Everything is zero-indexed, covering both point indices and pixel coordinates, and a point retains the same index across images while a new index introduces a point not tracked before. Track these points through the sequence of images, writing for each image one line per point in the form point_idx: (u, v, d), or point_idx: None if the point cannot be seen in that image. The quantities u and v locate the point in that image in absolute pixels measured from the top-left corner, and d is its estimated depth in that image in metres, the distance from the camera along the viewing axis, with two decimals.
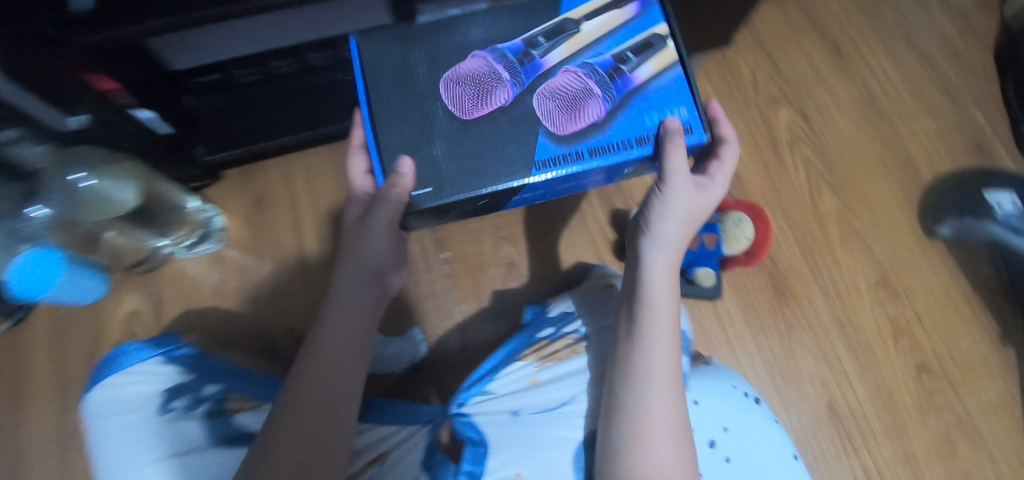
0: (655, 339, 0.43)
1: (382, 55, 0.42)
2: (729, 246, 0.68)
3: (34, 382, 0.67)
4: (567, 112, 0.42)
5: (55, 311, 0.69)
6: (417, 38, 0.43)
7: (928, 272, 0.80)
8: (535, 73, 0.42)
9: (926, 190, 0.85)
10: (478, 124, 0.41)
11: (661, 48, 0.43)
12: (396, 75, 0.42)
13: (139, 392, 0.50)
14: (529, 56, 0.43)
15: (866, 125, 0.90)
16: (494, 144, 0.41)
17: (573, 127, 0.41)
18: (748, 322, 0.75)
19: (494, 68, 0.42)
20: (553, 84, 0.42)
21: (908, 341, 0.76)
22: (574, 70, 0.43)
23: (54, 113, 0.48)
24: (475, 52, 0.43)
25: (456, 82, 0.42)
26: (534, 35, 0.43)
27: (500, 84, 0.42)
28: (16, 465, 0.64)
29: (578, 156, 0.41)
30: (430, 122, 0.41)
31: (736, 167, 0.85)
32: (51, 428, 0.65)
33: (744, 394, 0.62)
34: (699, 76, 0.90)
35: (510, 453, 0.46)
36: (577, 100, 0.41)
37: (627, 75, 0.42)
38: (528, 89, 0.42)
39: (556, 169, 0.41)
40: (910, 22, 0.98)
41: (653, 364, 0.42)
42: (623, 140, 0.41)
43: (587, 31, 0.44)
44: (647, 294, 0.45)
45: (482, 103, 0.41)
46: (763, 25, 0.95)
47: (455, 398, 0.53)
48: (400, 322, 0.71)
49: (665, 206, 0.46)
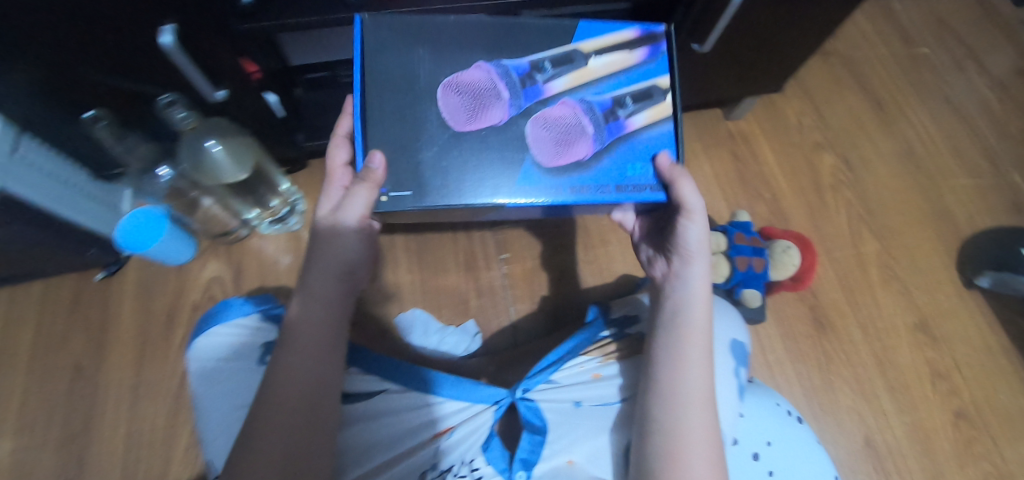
0: (689, 361, 0.45)
1: (385, 50, 0.44)
2: (776, 271, 0.72)
3: (118, 330, 0.73)
4: (558, 144, 0.44)
5: (146, 269, 0.76)
6: (423, 37, 0.45)
7: (967, 321, 0.82)
8: (535, 98, 0.44)
9: (965, 243, 0.88)
10: (468, 139, 0.43)
11: (659, 101, 0.47)
12: (395, 78, 0.43)
13: (240, 341, 0.54)
14: (532, 79, 0.45)
15: (907, 177, 0.94)
16: (478, 162, 0.43)
17: (560, 160, 0.44)
18: (788, 349, 0.77)
19: (497, 85, 0.44)
20: (550, 113, 0.44)
21: (946, 385, 0.78)
22: (572, 104, 0.45)
23: (205, 84, 0.55)
24: (480, 64, 0.45)
25: (456, 91, 0.43)
26: (541, 60, 0.45)
27: (499, 102, 0.44)
28: (94, 405, 0.69)
29: (559, 190, 0.43)
30: (424, 128, 0.43)
31: (781, 203, 0.89)
32: (128, 375, 0.70)
33: (787, 412, 0.65)
34: (748, 117, 0.97)
35: (569, 439, 0.50)
36: (569, 134, 0.44)
37: (621, 120, 0.46)
38: (524, 112, 0.44)
39: (539, 197, 0.43)
40: (951, 87, 1.04)
41: (689, 385, 0.44)
42: (607, 182, 0.45)
43: (593, 66, 0.46)
44: (680, 322, 0.48)
45: (476, 118, 0.43)
46: (810, 77, 1.02)
47: (523, 383, 0.53)
48: (457, 313, 0.75)
49: (690, 239, 0.49)
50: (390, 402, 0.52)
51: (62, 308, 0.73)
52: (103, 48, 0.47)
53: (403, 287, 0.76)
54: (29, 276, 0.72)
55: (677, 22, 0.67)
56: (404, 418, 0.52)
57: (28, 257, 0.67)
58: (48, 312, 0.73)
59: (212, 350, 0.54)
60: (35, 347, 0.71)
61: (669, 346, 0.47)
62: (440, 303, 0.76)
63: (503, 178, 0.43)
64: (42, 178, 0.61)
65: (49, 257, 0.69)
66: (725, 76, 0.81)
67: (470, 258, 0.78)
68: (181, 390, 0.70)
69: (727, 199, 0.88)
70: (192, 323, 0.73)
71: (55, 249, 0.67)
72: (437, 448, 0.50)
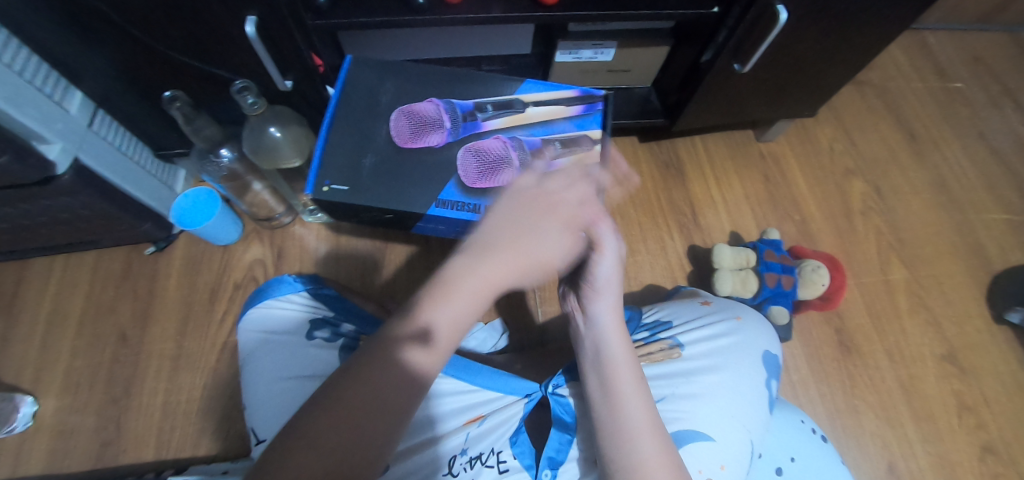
0: (629, 412, 0.43)
1: (364, 79, 0.62)
2: (805, 290, 0.73)
3: (163, 303, 0.76)
4: (482, 170, 0.58)
5: (193, 247, 0.80)
6: (393, 74, 0.63)
7: (996, 355, 0.82)
8: (470, 130, 0.60)
9: (996, 277, 0.88)
10: (410, 153, 0.59)
11: (582, 149, 0.60)
12: (365, 102, 0.62)
13: (291, 317, 0.57)
14: (473, 116, 0.61)
15: (938, 209, 0.94)
16: (414, 179, 0.59)
17: (482, 182, 0.58)
18: (813, 370, 0.77)
19: (441, 116, 0.60)
20: (480, 144, 0.59)
21: (974, 418, 0.77)
22: (503, 139, 0.60)
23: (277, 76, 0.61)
24: (433, 100, 0.61)
25: (409, 116, 0.60)
26: (485, 103, 0.62)
27: (439, 129, 0.59)
28: (135, 373, 0.72)
29: (471, 207, 0.57)
30: (377, 141, 0.60)
31: (810, 226, 0.90)
32: (170, 346, 0.73)
33: (812, 430, 0.64)
34: (780, 139, 0.98)
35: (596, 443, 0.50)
36: (493, 164, 0.58)
37: (547, 160, 0.58)
38: (460, 140, 0.60)
39: (454, 208, 0.58)
40: (986, 123, 1.05)
41: (636, 440, 0.42)
42: None
43: (529, 114, 0.62)
44: (605, 370, 0.46)
45: (421, 138, 0.59)
46: (842, 105, 1.04)
47: (554, 380, 0.54)
48: (487, 310, 0.77)
49: (602, 277, 0.46)
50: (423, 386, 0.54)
51: (112, 279, 0.77)
52: (196, 36, 0.54)
53: None
54: (85, 246, 0.76)
55: (720, 44, 0.68)
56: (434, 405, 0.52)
57: (88, 227, 0.71)
58: (99, 282, 0.77)
59: (267, 321, 0.57)
60: (84, 314, 0.75)
61: (604, 403, 0.45)
62: None
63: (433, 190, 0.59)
64: (113, 153, 0.67)
65: (107, 228, 0.73)
66: (759, 99, 0.81)
67: None
68: (217, 365, 0.72)
69: (756, 218, 0.89)
70: (232, 302, 0.76)
71: (114, 222, 0.71)
72: (468, 434, 0.51)
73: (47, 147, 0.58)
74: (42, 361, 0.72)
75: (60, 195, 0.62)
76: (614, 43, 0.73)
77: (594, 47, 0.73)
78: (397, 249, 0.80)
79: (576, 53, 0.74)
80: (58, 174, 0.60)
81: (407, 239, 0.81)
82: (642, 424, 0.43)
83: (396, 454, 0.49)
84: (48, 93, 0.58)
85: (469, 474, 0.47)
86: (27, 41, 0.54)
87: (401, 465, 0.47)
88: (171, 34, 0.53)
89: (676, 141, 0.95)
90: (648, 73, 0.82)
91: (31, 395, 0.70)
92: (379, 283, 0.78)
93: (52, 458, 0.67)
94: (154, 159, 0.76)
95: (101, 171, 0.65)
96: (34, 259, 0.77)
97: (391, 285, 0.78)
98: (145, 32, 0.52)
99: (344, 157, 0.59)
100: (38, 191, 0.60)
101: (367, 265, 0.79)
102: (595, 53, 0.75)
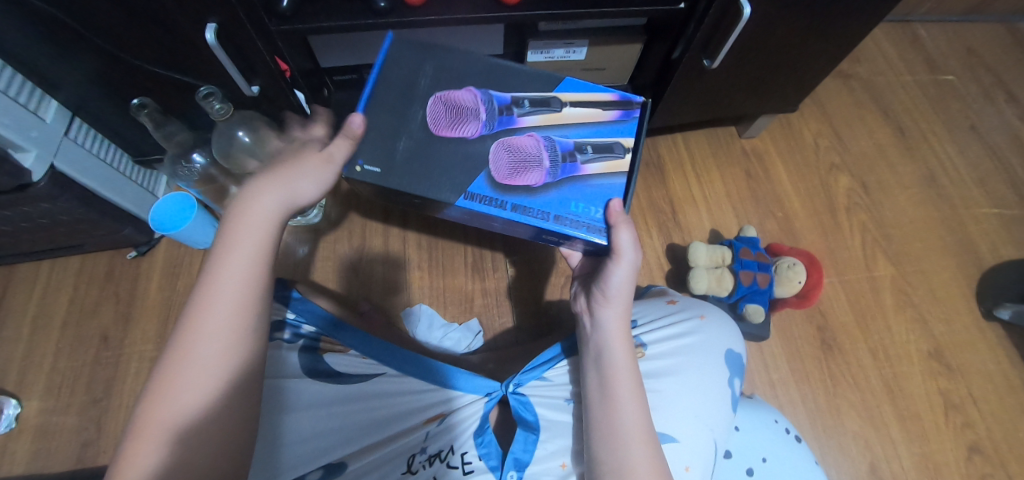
0: (624, 416, 0.43)
1: (397, 62, 0.49)
2: (781, 287, 0.71)
3: (144, 306, 0.77)
4: (512, 168, 0.45)
5: (175, 250, 0.81)
6: (427, 55, 0.49)
7: (985, 352, 0.80)
8: (505, 125, 0.45)
9: (986, 273, 0.86)
10: (439, 141, 0.46)
11: (618, 156, 0.45)
12: (394, 86, 0.48)
13: None
14: (508, 110, 0.46)
15: (927, 204, 0.92)
16: (432, 170, 0.45)
17: (509, 180, 0.44)
18: (793, 368, 0.76)
19: (477, 107, 0.46)
20: (514, 140, 0.45)
21: (960, 417, 0.75)
22: (538, 138, 0.45)
23: (241, 79, 0.62)
24: (469, 88, 0.47)
25: (441, 103, 0.47)
26: (523, 96, 0.47)
27: (474, 120, 0.46)
28: (115, 374, 0.73)
29: (499, 206, 0.44)
30: (406, 120, 0.47)
31: (793, 222, 0.89)
32: (150, 348, 0.75)
33: (786, 430, 0.63)
34: (764, 135, 0.97)
35: (557, 442, 0.49)
36: (524, 163, 0.45)
37: (576, 163, 0.45)
38: (494, 135, 0.45)
39: (479, 205, 0.44)
40: (978, 115, 1.03)
41: (629, 447, 0.41)
42: (545, 211, 0.44)
43: (566, 114, 0.47)
44: (607, 372, 0.45)
45: (451, 129, 0.46)
46: (828, 100, 1.02)
47: (515, 378, 0.53)
48: (463, 310, 0.77)
49: (616, 283, 0.46)
50: (382, 385, 0.54)
51: (95, 282, 0.79)
52: (154, 44, 0.55)
53: (411, 282, 0.79)
54: (69, 251, 0.78)
55: (688, 38, 0.68)
56: (393, 403, 0.52)
57: (69, 232, 0.72)
58: (82, 286, 0.79)
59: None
60: (68, 317, 0.77)
61: (601, 404, 0.44)
62: (446, 301, 0.78)
63: (443, 190, 0.44)
64: (92, 159, 0.69)
65: (88, 233, 0.74)
66: (736, 93, 0.81)
67: (478, 259, 0.81)
68: None
69: (737, 215, 0.89)
70: None
71: (94, 227, 0.73)
72: (427, 432, 0.50)
73: (24, 154, 0.59)
74: (26, 364, 0.74)
75: (37, 201, 0.64)
76: (585, 41, 0.72)
77: (565, 46, 0.73)
78: (374, 250, 0.81)
79: (548, 52, 0.75)
80: (34, 181, 0.62)
81: (383, 240, 0.81)
82: (637, 432, 0.42)
83: (354, 453, 0.48)
84: (26, 103, 0.59)
85: (428, 471, 0.46)
86: (16, 63, 0.56)
87: (360, 462, 0.47)
88: (128, 43, 0.54)
89: (657, 139, 0.94)
90: (623, 70, 0.81)
91: (14, 397, 0.72)
92: (356, 285, 0.78)
93: (33, 458, 0.69)
94: (133, 165, 0.78)
95: (80, 177, 0.67)
96: (20, 264, 0.79)
97: (368, 286, 0.78)
98: (102, 41, 0.54)
99: (374, 133, 0.46)
100: (14, 197, 0.62)
101: (343, 267, 0.79)
102: (567, 51, 0.75)
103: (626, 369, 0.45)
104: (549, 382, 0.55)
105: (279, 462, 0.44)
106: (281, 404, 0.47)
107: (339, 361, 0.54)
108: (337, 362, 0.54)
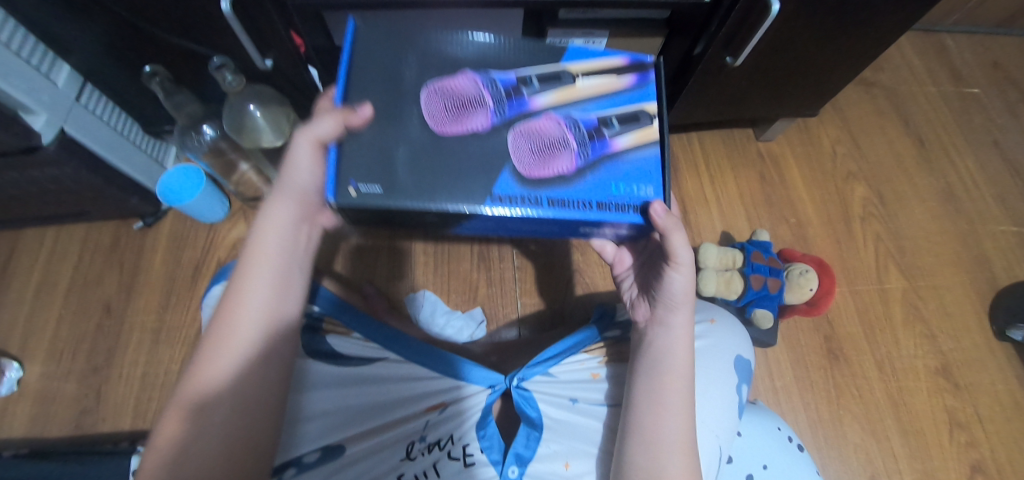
0: (668, 426, 0.43)
1: (375, 47, 0.42)
2: (792, 293, 0.70)
3: (147, 277, 0.77)
4: (540, 157, 0.39)
5: (180, 223, 0.80)
6: (409, 43, 0.42)
7: (994, 371, 0.78)
8: (519, 109, 0.40)
9: (999, 291, 0.84)
10: (449, 138, 0.39)
11: (645, 124, 0.42)
12: (380, 77, 0.41)
13: None
14: (518, 91, 0.41)
15: (943, 218, 0.91)
16: (453, 169, 0.39)
17: (540, 172, 0.39)
18: (798, 377, 0.75)
19: (482, 92, 0.40)
20: (533, 125, 0.40)
21: (964, 436, 0.74)
22: (558, 119, 0.41)
23: (254, 51, 0.60)
24: (465, 71, 0.41)
25: (437, 93, 0.40)
26: (528, 74, 0.42)
27: (482, 107, 0.40)
28: (116, 344, 0.73)
29: (535, 203, 0.39)
30: (402, 122, 0.39)
31: (806, 228, 0.87)
32: (152, 319, 0.74)
33: (788, 438, 0.62)
34: (781, 139, 0.95)
35: (558, 439, 0.48)
36: (551, 148, 0.40)
37: (606, 139, 0.41)
38: (508, 122, 0.40)
39: (512, 207, 0.38)
40: (1000, 131, 1.00)
41: (669, 458, 0.42)
42: (585, 200, 0.39)
43: (581, 86, 0.42)
44: (663, 381, 0.45)
45: (458, 121, 0.39)
46: (849, 107, 1.00)
47: (520, 372, 0.52)
48: (466, 299, 0.77)
49: (677, 289, 0.45)
50: (385, 370, 0.53)
51: (100, 251, 0.79)
52: (172, 13, 0.54)
53: (416, 268, 0.78)
54: (75, 217, 0.78)
55: (711, 34, 0.66)
56: (398, 388, 0.52)
57: (76, 199, 0.72)
58: (88, 253, 0.78)
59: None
60: (72, 284, 0.76)
61: (646, 410, 0.44)
62: (451, 289, 0.77)
63: (477, 179, 0.39)
64: (102, 126, 0.68)
65: (95, 202, 0.74)
66: (756, 94, 0.79)
67: (484, 249, 0.80)
68: (196, 340, 0.73)
69: (749, 219, 0.87)
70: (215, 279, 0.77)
71: (101, 195, 0.73)
72: (427, 421, 0.49)
73: (34, 118, 0.59)
74: (29, 328, 0.74)
75: (45, 165, 0.63)
76: (605, 33, 0.69)
77: (585, 36, 0.71)
78: (380, 234, 0.80)
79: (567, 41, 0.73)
80: (43, 145, 0.61)
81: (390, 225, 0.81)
82: (679, 446, 0.43)
83: (353, 437, 0.47)
84: (38, 66, 0.59)
85: (427, 459, 0.46)
86: (24, 20, 0.56)
87: (361, 445, 0.47)
88: (144, 11, 0.53)
89: (671, 137, 0.92)
90: None
91: (16, 361, 0.72)
92: (360, 269, 0.78)
93: (32, 422, 0.69)
94: (143, 134, 0.77)
95: (89, 144, 0.66)
96: (27, 228, 0.79)
97: (372, 270, 0.78)
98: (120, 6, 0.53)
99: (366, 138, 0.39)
100: (22, 160, 0.61)
101: (348, 249, 0.79)
102: (586, 43, 0.73)
103: (678, 383, 0.45)
104: (553, 378, 0.54)
105: (296, 433, 0.46)
106: (302, 380, 0.49)
107: (342, 345, 0.54)
108: (340, 345, 0.54)
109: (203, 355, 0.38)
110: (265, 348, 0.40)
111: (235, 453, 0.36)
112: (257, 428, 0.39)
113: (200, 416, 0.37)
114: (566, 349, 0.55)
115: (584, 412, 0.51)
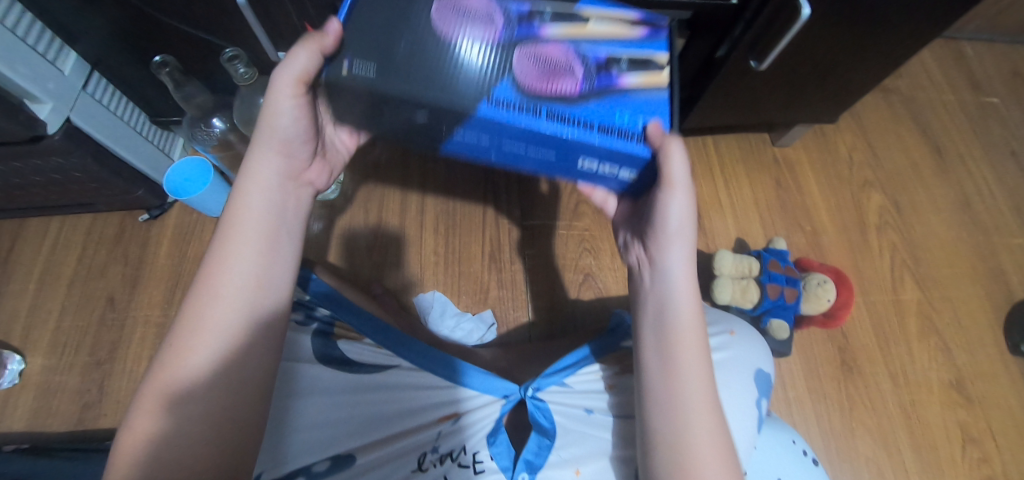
0: (689, 382, 0.39)
1: None
2: (808, 304, 0.69)
3: (152, 271, 0.76)
4: (544, 77, 0.33)
5: (187, 216, 0.79)
6: None
7: (1008, 386, 0.77)
8: (526, 29, 0.34)
9: (1015, 304, 0.83)
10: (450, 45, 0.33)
11: (656, 70, 0.36)
12: None
13: None
14: (529, 14, 0.35)
15: (959, 228, 0.89)
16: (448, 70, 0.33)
17: (541, 88, 0.33)
18: (810, 387, 0.74)
19: (492, 9, 0.35)
20: (540, 44, 0.34)
21: (977, 451, 0.73)
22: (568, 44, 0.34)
23: (268, 43, 0.59)
24: None
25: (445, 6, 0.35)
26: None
27: (486, 24, 0.34)
28: (120, 338, 0.72)
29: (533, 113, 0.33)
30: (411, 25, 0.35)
31: (821, 237, 0.86)
32: (156, 313, 0.73)
33: (801, 451, 0.62)
34: (798, 145, 0.94)
35: (573, 451, 0.46)
36: (557, 68, 0.33)
37: (616, 73, 0.34)
38: (513, 42, 0.34)
39: (508, 115, 0.33)
40: (1019, 141, 0.99)
41: (692, 422, 0.38)
42: (590, 122, 0.33)
43: (596, 18, 0.36)
44: (669, 345, 0.41)
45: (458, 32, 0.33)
46: (866, 113, 0.99)
47: (534, 381, 0.52)
48: (476, 301, 0.75)
49: (673, 216, 0.40)
50: (396, 377, 0.52)
51: (105, 243, 0.77)
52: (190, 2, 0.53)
53: (425, 268, 0.77)
54: (80, 207, 0.76)
55: (735, 38, 0.64)
56: (408, 396, 0.51)
57: (81, 190, 0.71)
58: (92, 244, 0.77)
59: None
60: (75, 275, 0.75)
61: (661, 375, 0.40)
62: (460, 290, 0.76)
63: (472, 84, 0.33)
64: (108, 116, 0.66)
65: (101, 193, 0.72)
66: (776, 100, 0.78)
67: (495, 250, 0.78)
68: None
69: (764, 226, 0.86)
70: None
71: (107, 187, 0.71)
72: (439, 431, 0.48)
73: (39, 106, 0.57)
74: (31, 320, 0.72)
75: (50, 154, 0.62)
76: None
77: None
78: (389, 233, 0.78)
79: None
80: (48, 134, 0.60)
81: (399, 223, 0.79)
82: (702, 415, 0.38)
83: (362, 446, 0.46)
84: (44, 53, 0.57)
85: (439, 470, 0.45)
86: (30, 6, 0.54)
87: (369, 455, 0.45)
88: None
89: (686, 140, 0.91)
90: None
91: (18, 352, 0.70)
92: (369, 267, 0.76)
93: (33, 416, 0.68)
94: (150, 125, 0.76)
95: (95, 134, 0.64)
96: (30, 217, 0.77)
97: (380, 268, 0.76)
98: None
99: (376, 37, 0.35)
100: (26, 149, 0.60)
101: (357, 247, 0.77)
102: None
103: (689, 344, 0.40)
104: (567, 388, 0.53)
105: (282, 447, 0.43)
106: (290, 389, 0.46)
107: (353, 350, 0.53)
108: (351, 350, 0.53)
109: (173, 337, 0.34)
110: (241, 316, 0.35)
111: (219, 433, 0.32)
112: (240, 408, 0.34)
113: (178, 404, 0.32)
114: (581, 359, 0.55)
115: (599, 423, 0.49)
